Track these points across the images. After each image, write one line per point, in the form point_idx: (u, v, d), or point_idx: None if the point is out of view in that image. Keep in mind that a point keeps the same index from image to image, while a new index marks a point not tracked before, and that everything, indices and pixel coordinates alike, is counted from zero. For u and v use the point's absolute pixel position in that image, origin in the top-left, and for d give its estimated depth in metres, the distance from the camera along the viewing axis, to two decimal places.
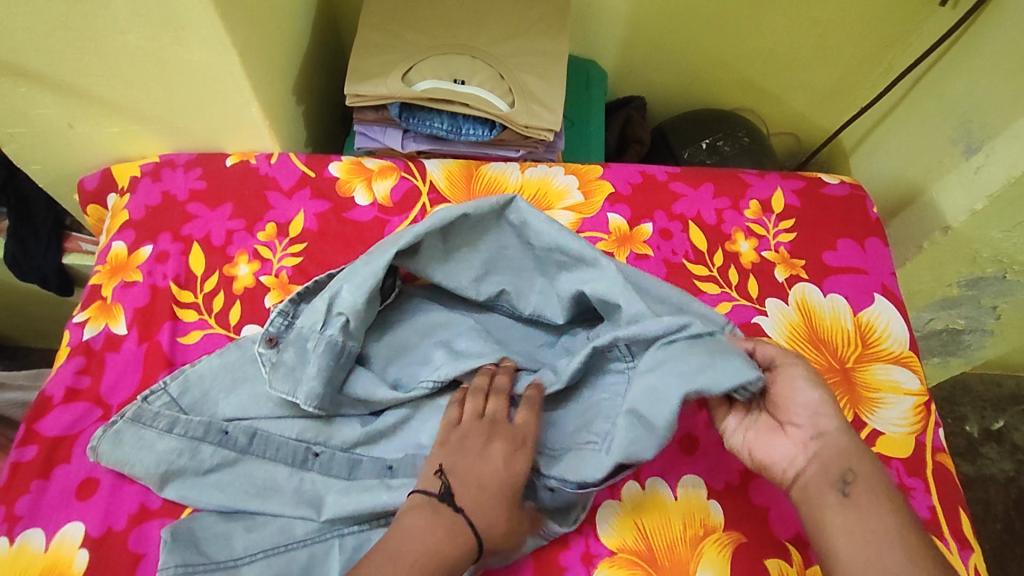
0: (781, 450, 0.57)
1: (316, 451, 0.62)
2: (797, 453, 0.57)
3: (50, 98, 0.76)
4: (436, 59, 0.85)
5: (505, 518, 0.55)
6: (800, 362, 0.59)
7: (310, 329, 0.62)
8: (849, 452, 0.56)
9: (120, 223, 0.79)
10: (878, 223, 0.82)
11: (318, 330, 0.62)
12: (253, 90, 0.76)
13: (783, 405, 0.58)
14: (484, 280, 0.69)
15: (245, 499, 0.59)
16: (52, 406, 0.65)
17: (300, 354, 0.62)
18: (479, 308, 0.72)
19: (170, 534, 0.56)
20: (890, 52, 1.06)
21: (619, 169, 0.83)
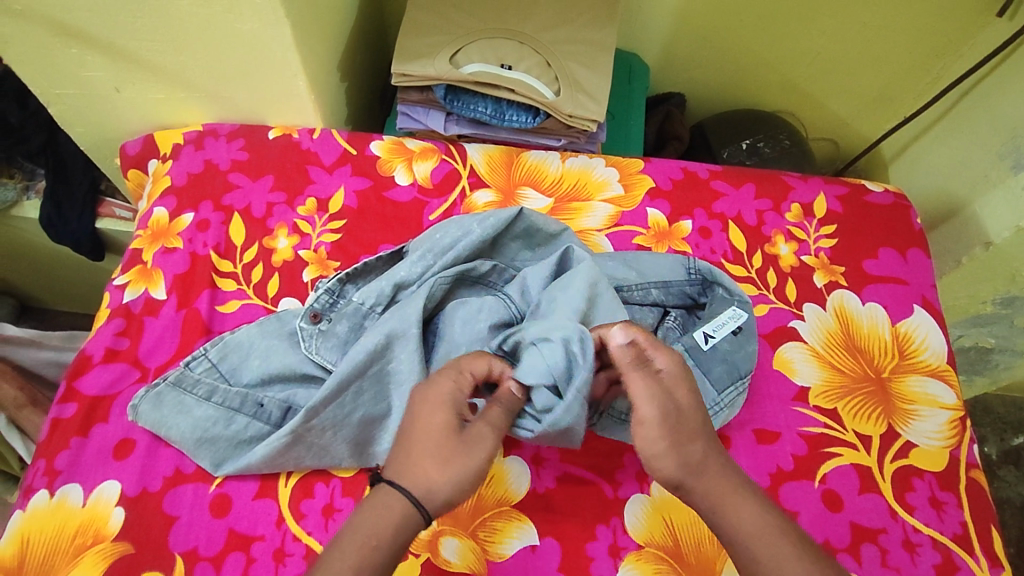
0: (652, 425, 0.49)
1: (350, 400, 0.60)
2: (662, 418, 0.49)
3: (100, 60, 0.76)
4: (484, 43, 0.84)
5: (439, 471, 0.47)
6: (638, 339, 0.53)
7: (367, 308, 0.65)
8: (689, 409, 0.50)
9: (161, 189, 0.79)
10: (921, 233, 0.81)
11: (376, 310, 0.65)
12: (301, 63, 0.76)
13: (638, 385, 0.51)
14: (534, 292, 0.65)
15: (281, 460, 0.59)
16: (92, 364, 0.66)
17: (352, 328, 0.64)
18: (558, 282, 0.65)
19: (291, 437, 0.58)
20: (940, 62, 1.04)
21: (660, 164, 0.83)
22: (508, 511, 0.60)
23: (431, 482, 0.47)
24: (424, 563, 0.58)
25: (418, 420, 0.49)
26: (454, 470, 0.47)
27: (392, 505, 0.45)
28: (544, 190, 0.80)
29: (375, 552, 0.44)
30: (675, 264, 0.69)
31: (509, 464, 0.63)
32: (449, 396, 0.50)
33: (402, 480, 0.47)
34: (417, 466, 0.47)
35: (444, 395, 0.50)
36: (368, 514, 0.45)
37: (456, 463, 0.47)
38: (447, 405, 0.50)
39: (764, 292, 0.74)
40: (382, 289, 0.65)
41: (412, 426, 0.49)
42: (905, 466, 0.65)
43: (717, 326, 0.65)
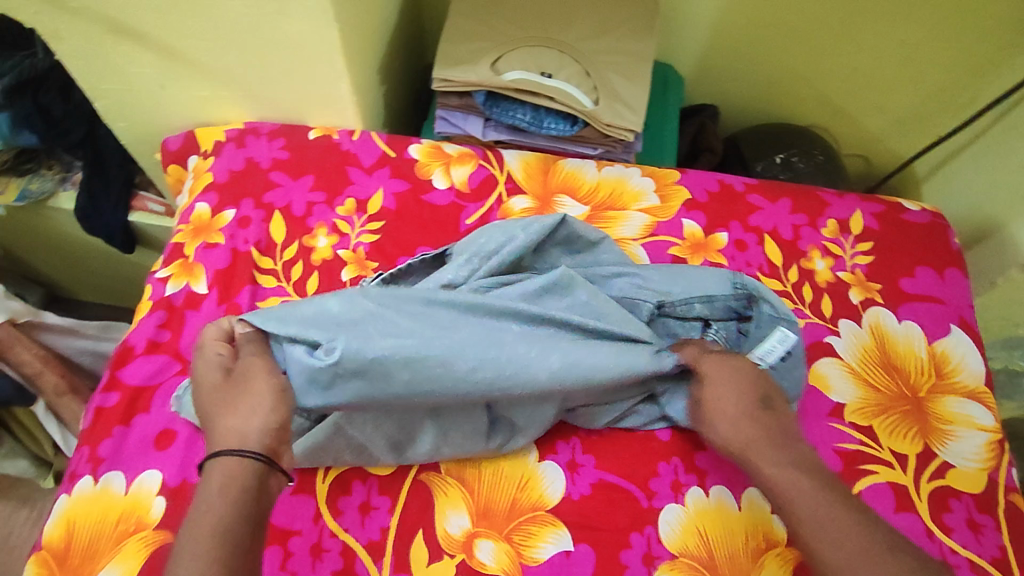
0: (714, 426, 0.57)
1: None
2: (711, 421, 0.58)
3: (149, 58, 0.78)
4: (525, 50, 0.85)
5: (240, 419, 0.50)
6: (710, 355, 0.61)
7: None
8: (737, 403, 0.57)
9: (203, 185, 0.81)
10: (959, 253, 0.81)
11: None
12: (346, 66, 0.77)
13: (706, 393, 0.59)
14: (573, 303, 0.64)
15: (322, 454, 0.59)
16: (134, 355, 0.67)
17: None
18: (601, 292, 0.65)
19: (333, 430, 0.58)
20: (977, 82, 1.04)
21: (696, 176, 0.83)
22: (543, 516, 0.60)
23: (240, 429, 0.50)
24: (458, 564, 0.58)
25: (200, 389, 0.53)
26: (249, 407, 0.51)
27: (227, 466, 0.48)
28: (580, 198, 0.81)
29: (217, 509, 0.46)
30: (720, 278, 0.68)
31: (544, 469, 0.63)
32: (212, 365, 0.55)
33: (217, 447, 0.49)
34: (221, 427, 0.50)
35: (210, 365, 0.55)
36: (209, 485, 0.47)
37: (248, 403, 0.51)
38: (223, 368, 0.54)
39: (800, 307, 0.74)
40: (427, 291, 0.65)
41: (200, 404, 0.53)
42: (942, 487, 0.64)
43: (767, 350, 0.63)
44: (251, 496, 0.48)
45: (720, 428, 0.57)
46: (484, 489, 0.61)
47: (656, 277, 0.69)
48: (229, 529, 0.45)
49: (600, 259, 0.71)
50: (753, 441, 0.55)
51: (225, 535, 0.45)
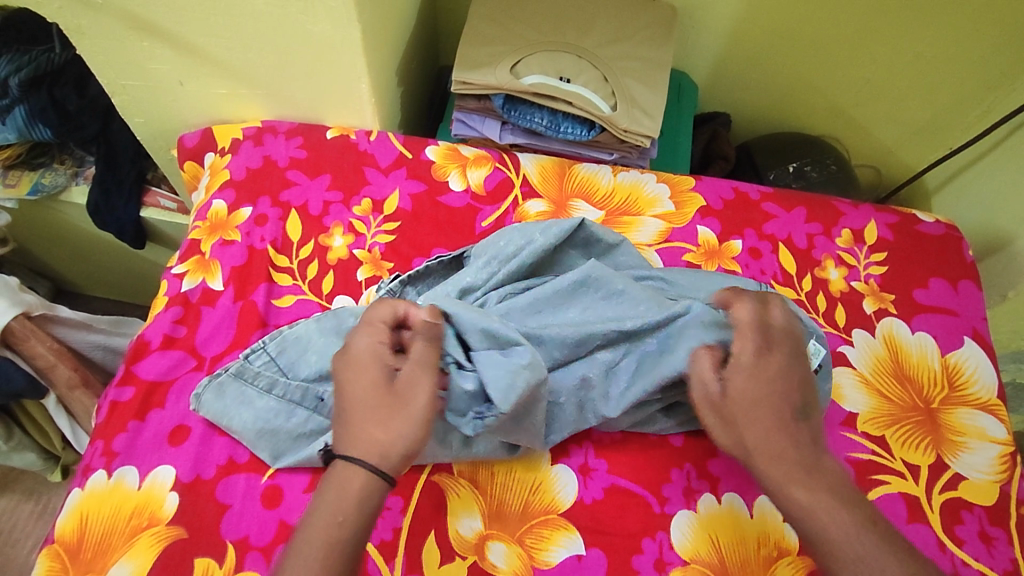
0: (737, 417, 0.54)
1: None
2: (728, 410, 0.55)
3: (170, 54, 0.78)
4: (543, 55, 0.85)
5: (382, 430, 0.50)
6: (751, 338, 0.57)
7: None
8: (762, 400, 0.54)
9: (220, 182, 0.81)
10: (973, 266, 0.81)
11: None
12: (366, 66, 0.77)
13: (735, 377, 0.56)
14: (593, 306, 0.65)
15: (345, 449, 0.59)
16: (149, 350, 0.67)
17: None
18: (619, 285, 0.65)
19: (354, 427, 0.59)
20: (991, 95, 1.04)
21: (711, 183, 0.83)
22: (555, 519, 0.60)
23: (380, 443, 0.50)
24: (471, 565, 0.58)
25: (355, 372, 0.53)
26: (398, 426, 0.50)
27: (354, 479, 0.49)
28: (596, 203, 0.81)
29: (341, 522, 0.47)
30: (747, 289, 0.69)
31: (557, 472, 0.63)
32: (367, 350, 0.54)
33: (352, 448, 0.50)
34: (362, 430, 0.50)
35: (369, 353, 0.53)
36: (332, 492, 0.48)
37: (396, 419, 0.50)
38: (376, 362, 0.53)
39: (814, 315, 0.74)
40: (448, 293, 0.66)
41: (348, 389, 0.52)
42: (954, 498, 0.65)
43: None
44: (370, 514, 0.49)
45: (746, 422, 0.54)
46: (496, 491, 0.62)
47: (681, 281, 0.69)
48: (342, 542, 0.47)
49: (618, 263, 0.71)
50: (773, 442, 0.53)
51: (334, 549, 0.46)
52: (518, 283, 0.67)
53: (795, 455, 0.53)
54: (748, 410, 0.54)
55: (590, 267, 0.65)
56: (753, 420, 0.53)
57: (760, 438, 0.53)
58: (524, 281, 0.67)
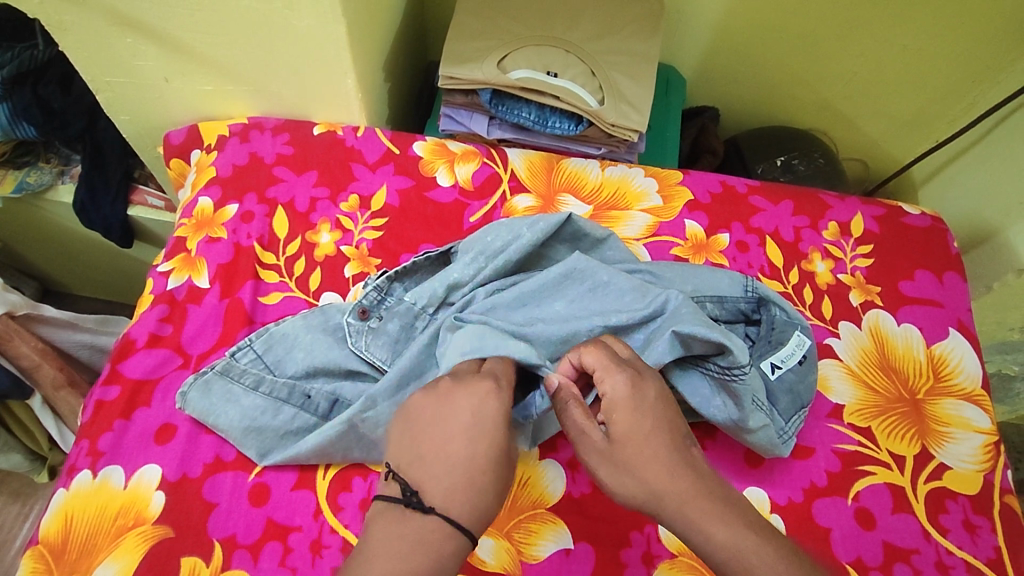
0: (634, 464, 0.48)
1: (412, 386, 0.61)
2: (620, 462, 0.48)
3: (154, 51, 0.78)
4: (531, 49, 0.85)
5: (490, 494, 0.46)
6: (627, 371, 0.52)
7: (420, 309, 0.66)
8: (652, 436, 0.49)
9: (206, 179, 0.80)
10: (958, 257, 0.81)
11: (429, 311, 0.66)
12: (352, 62, 0.77)
13: (617, 416, 0.50)
14: (580, 299, 0.65)
15: (334, 447, 0.59)
16: (135, 349, 0.67)
17: (404, 327, 0.65)
18: (604, 275, 0.65)
19: (342, 425, 0.59)
20: (977, 88, 1.05)
21: (699, 177, 0.83)
22: (543, 514, 0.61)
23: (484, 510, 0.45)
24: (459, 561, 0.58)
25: (480, 428, 0.48)
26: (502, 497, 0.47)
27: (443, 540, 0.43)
28: (583, 197, 0.81)
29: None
30: (732, 281, 0.69)
31: (544, 466, 0.63)
32: (475, 404, 0.49)
33: (453, 506, 0.44)
34: (470, 488, 0.45)
35: (500, 414, 0.49)
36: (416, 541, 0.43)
37: (506, 492, 0.47)
38: (481, 417, 0.48)
39: (800, 308, 0.75)
40: (434, 290, 0.66)
41: (448, 439, 0.47)
42: (938, 488, 0.65)
43: (785, 356, 0.65)
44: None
45: (640, 465, 0.48)
46: None
47: (665, 275, 0.69)
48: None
49: (605, 257, 0.71)
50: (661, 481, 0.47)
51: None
52: (505, 279, 0.67)
53: (700, 489, 0.47)
54: (639, 451, 0.48)
55: (575, 261, 0.66)
56: (648, 461, 0.48)
57: (657, 478, 0.47)
58: (509, 279, 0.67)
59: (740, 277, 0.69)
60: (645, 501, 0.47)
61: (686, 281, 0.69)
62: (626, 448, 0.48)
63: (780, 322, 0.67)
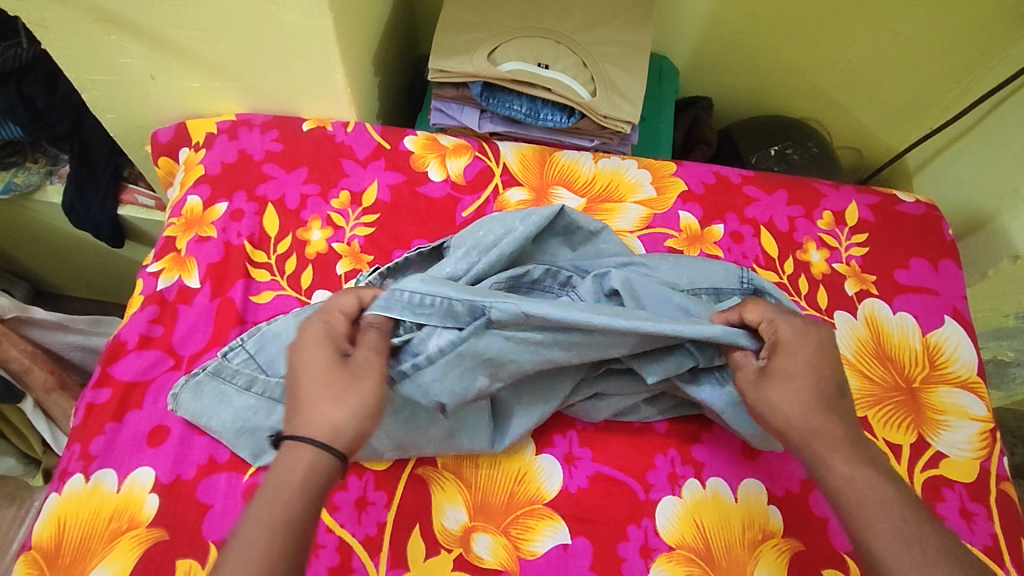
0: (781, 403, 0.53)
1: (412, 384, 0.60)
2: (785, 402, 0.53)
3: (139, 48, 0.76)
4: (521, 41, 0.84)
5: (339, 411, 0.48)
6: (792, 323, 0.56)
7: None
8: (803, 377, 0.54)
9: (195, 177, 0.79)
10: (952, 245, 0.81)
11: None
12: (340, 56, 0.76)
13: (782, 360, 0.55)
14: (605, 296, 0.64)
15: None
16: (126, 351, 0.66)
17: None
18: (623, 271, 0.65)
19: None
20: (970, 73, 1.04)
21: (693, 167, 0.83)
22: (540, 510, 0.60)
23: (335, 422, 0.47)
24: (457, 559, 0.58)
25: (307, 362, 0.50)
26: (348, 402, 0.48)
27: (304, 463, 0.46)
28: (577, 190, 0.80)
29: (287, 510, 0.44)
30: (727, 273, 0.68)
31: (540, 462, 0.63)
32: (321, 334, 0.52)
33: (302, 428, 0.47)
34: (314, 409, 0.48)
35: (320, 335, 0.52)
36: (282, 469, 0.46)
37: (354, 396, 0.48)
38: (325, 350, 0.51)
39: (796, 298, 0.74)
40: None
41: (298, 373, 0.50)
42: (935, 476, 0.65)
43: None
44: (316, 496, 0.46)
45: (784, 400, 0.53)
46: (481, 483, 0.61)
47: (665, 269, 0.68)
48: (297, 530, 0.44)
49: (599, 250, 0.71)
50: (835, 392, 0.54)
51: (286, 533, 0.44)
52: (502, 274, 0.65)
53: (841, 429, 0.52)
54: (793, 383, 0.53)
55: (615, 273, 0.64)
56: (799, 391, 0.53)
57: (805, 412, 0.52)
58: (504, 271, 0.66)
59: (734, 267, 0.69)
60: (797, 436, 0.52)
61: (681, 274, 0.68)
62: (781, 381, 0.54)
63: None
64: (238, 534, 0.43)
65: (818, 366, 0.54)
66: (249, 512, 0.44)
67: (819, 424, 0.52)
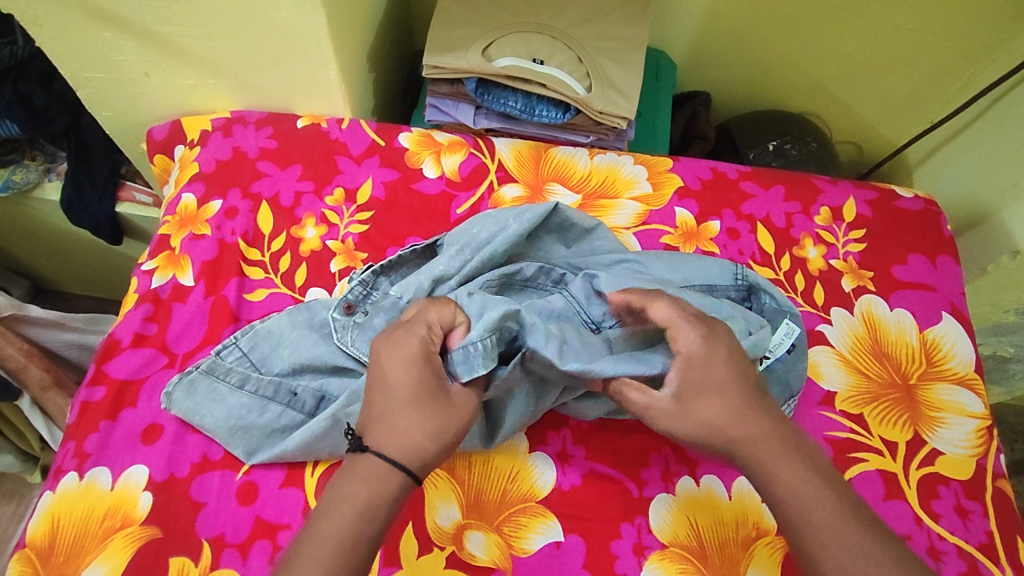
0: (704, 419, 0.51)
1: None
2: (697, 417, 0.51)
3: (132, 45, 0.76)
4: (516, 36, 0.83)
5: (426, 436, 0.49)
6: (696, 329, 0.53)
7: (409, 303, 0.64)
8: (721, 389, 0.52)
9: (189, 175, 0.79)
10: (951, 241, 0.80)
11: None
12: (334, 52, 0.75)
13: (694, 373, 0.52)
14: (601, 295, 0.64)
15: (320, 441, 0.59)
16: (120, 349, 0.66)
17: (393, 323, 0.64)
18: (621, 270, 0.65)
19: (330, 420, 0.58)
20: (972, 67, 1.03)
21: (689, 163, 0.82)
22: (534, 507, 0.60)
23: (421, 447, 0.49)
24: (450, 557, 0.58)
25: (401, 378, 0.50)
26: (434, 428, 0.49)
27: (380, 479, 0.48)
28: (572, 186, 0.80)
29: (359, 522, 0.46)
30: (722, 269, 0.68)
31: (534, 459, 0.63)
32: (420, 352, 0.51)
33: (387, 446, 0.48)
34: (400, 429, 0.49)
35: (417, 351, 0.51)
36: (356, 482, 0.47)
37: (439, 425, 0.49)
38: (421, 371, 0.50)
39: (792, 295, 0.74)
40: (420, 283, 0.65)
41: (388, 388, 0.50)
42: (931, 474, 0.65)
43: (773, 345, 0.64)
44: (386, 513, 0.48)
45: (703, 413, 0.51)
46: (475, 480, 0.61)
47: (660, 266, 0.68)
48: (363, 542, 0.46)
49: (594, 246, 0.70)
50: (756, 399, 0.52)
51: (351, 548, 0.45)
52: (495, 272, 0.65)
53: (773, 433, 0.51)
54: (710, 396, 0.52)
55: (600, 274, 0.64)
56: (715, 400, 0.51)
57: (726, 423, 0.51)
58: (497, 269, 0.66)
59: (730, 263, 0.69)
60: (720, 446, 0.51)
61: (676, 271, 0.68)
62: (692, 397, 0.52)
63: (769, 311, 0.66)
64: (306, 541, 0.45)
65: (735, 373, 0.52)
66: (319, 520, 0.46)
67: (746, 431, 0.51)
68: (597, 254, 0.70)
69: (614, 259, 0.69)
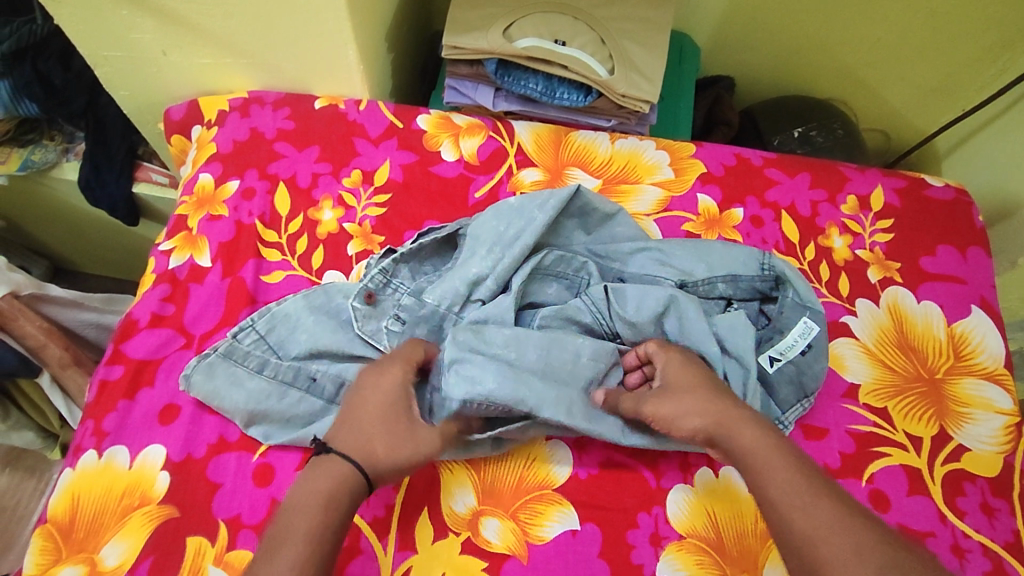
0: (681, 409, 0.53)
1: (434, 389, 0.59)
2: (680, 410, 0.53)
3: (149, 23, 0.75)
4: (538, 17, 0.82)
5: (388, 450, 0.51)
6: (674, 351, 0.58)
7: (447, 311, 0.63)
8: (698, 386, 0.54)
9: (206, 155, 0.79)
10: (982, 232, 0.78)
11: (454, 312, 0.63)
12: (353, 31, 0.74)
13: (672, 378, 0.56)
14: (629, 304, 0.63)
15: None
16: (138, 329, 0.66)
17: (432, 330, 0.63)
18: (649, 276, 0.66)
19: None
20: (1007, 53, 1.00)
21: (713, 149, 0.80)
22: (550, 495, 0.60)
23: (383, 458, 0.50)
24: (465, 542, 0.57)
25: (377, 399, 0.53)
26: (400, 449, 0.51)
27: (341, 481, 0.48)
28: (592, 171, 0.78)
29: (318, 520, 0.46)
30: (748, 259, 0.67)
31: (551, 448, 0.62)
32: (399, 386, 0.54)
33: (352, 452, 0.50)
34: (369, 444, 0.50)
35: (393, 384, 0.54)
36: (321, 477, 0.48)
37: (403, 449, 0.51)
38: (395, 398, 0.53)
39: (816, 285, 0.72)
40: (457, 288, 0.63)
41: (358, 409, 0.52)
42: (957, 470, 0.63)
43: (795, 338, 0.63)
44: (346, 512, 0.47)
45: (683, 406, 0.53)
46: (491, 467, 0.61)
47: (685, 261, 0.66)
48: (324, 541, 0.45)
49: (615, 233, 0.69)
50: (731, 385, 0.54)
51: (315, 543, 0.45)
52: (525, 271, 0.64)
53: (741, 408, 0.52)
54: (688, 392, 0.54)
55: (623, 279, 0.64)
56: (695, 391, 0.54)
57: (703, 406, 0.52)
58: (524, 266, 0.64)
59: (756, 253, 0.67)
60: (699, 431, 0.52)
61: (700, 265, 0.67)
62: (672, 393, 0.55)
63: (794, 303, 0.65)
64: (270, 540, 0.44)
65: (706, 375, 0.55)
66: (282, 517, 0.46)
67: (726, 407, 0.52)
68: (618, 242, 0.69)
69: (634, 249, 0.68)
